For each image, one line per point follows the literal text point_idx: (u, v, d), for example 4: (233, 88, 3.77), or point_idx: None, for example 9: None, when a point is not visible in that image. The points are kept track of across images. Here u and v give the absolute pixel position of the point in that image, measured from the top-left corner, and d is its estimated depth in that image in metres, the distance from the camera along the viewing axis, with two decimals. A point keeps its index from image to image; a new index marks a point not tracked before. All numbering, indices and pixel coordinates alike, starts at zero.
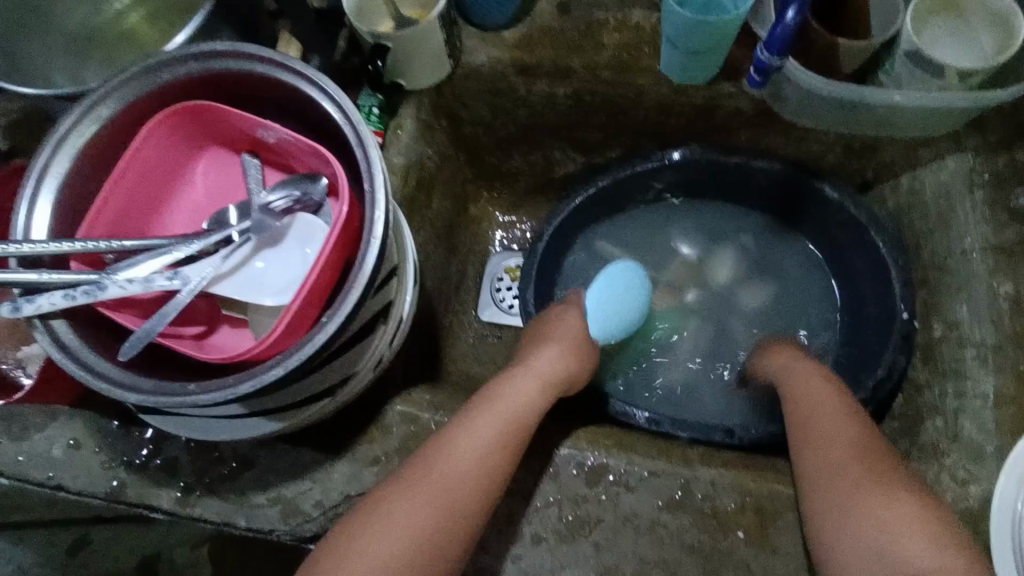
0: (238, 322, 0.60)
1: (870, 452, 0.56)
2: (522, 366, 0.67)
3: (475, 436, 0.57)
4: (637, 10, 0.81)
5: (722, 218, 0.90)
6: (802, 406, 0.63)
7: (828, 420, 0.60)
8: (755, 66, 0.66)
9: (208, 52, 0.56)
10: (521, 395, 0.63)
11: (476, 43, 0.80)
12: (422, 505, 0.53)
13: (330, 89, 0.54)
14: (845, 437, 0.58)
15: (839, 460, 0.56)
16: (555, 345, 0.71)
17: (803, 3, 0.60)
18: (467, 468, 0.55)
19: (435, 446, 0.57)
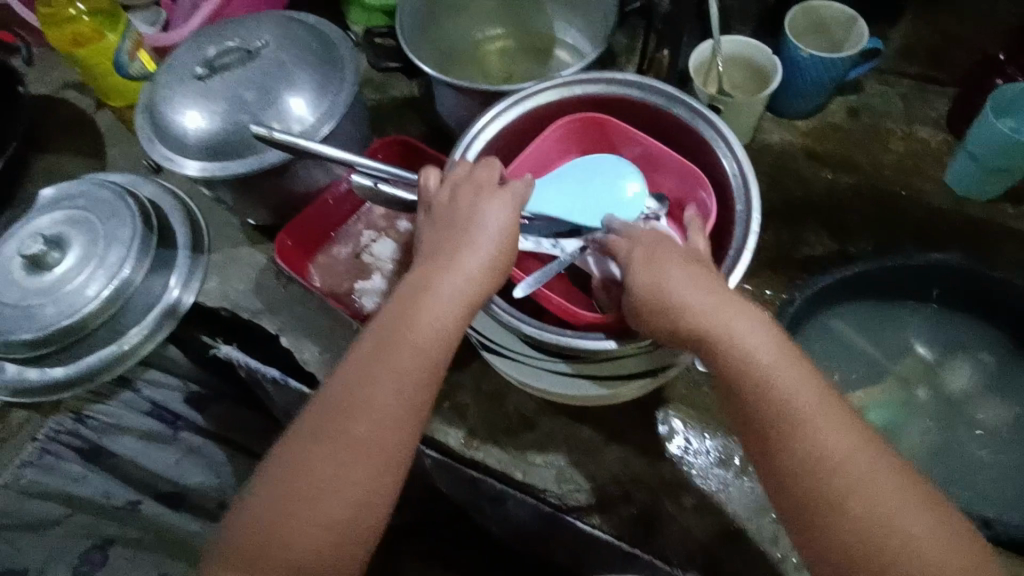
0: (579, 299, 0.71)
1: (836, 428, 0.50)
2: (433, 270, 0.55)
3: (376, 375, 0.52)
4: (924, 128, 0.91)
5: (963, 330, 0.93)
6: (747, 351, 0.53)
7: (791, 381, 0.52)
8: None
9: (618, 79, 0.70)
10: (417, 317, 0.54)
11: (773, 126, 0.94)
12: (347, 458, 0.51)
13: (720, 122, 0.66)
14: (811, 406, 0.51)
15: (816, 436, 0.50)
16: (482, 237, 0.55)
17: None
18: (375, 415, 0.52)
19: (347, 390, 0.52)
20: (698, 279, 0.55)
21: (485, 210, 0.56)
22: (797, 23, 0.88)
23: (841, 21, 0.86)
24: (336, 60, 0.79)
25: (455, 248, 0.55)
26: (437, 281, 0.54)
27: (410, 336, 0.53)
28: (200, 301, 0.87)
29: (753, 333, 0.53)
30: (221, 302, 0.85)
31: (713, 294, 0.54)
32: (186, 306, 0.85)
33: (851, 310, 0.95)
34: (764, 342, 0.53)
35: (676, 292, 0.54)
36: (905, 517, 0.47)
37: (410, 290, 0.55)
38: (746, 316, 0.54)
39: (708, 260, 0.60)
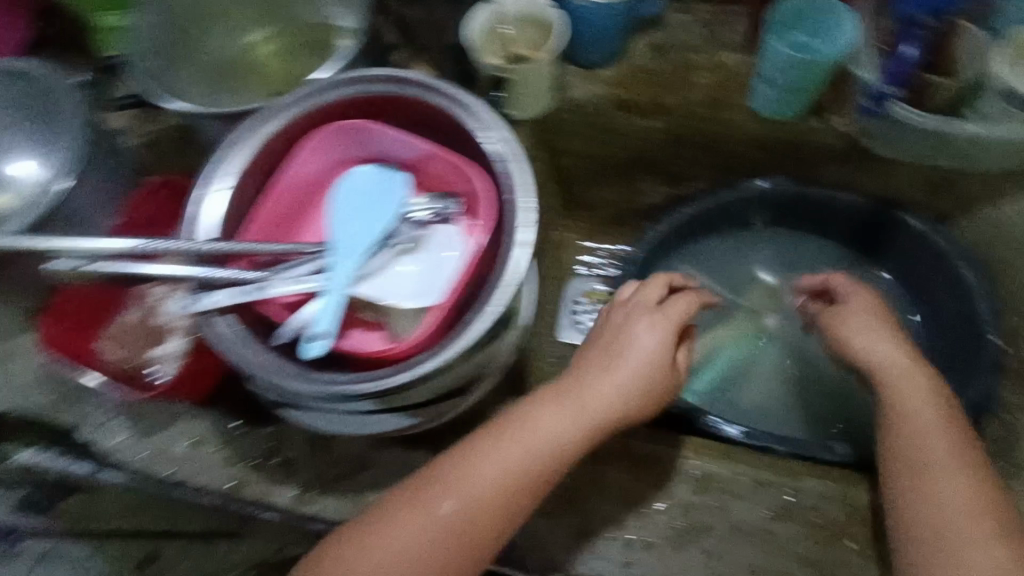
0: (372, 325, 0.64)
1: (963, 470, 0.57)
2: (584, 402, 0.61)
3: (480, 472, 0.58)
4: (729, 53, 0.87)
5: (796, 245, 0.95)
6: (902, 400, 0.62)
7: (926, 428, 0.60)
8: (869, 96, 0.74)
9: (370, 76, 0.63)
10: (528, 433, 0.60)
11: (579, 80, 0.86)
12: (418, 538, 0.56)
13: (479, 109, 0.61)
14: (937, 457, 0.58)
15: (943, 478, 0.57)
16: (592, 397, 0.61)
17: (914, 40, 0.70)
18: (458, 512, 0.57)
19: (437, 476, 0.59)
20: (872, 327, 0.69)
21: (640, 339, 0.64)
22: None
23: None
24: (57, 111, 0.69)
25: (593, 390, 0.62)
26: (568, 401, 0.62)
27: (535, 461, 0.59)
28: None
29: (917, 390, 0.63)
30: (9, 404, 0.75)
31: (897, 351, 0.66)
32: None
33: (695, 252, 0.96)
34: (920, 387, 0.63)
35: (862, 326, 0.70)
36: (969, 546, 0.53)
37: (566, 404, 0.61)
38: (920, 376, 0.64)
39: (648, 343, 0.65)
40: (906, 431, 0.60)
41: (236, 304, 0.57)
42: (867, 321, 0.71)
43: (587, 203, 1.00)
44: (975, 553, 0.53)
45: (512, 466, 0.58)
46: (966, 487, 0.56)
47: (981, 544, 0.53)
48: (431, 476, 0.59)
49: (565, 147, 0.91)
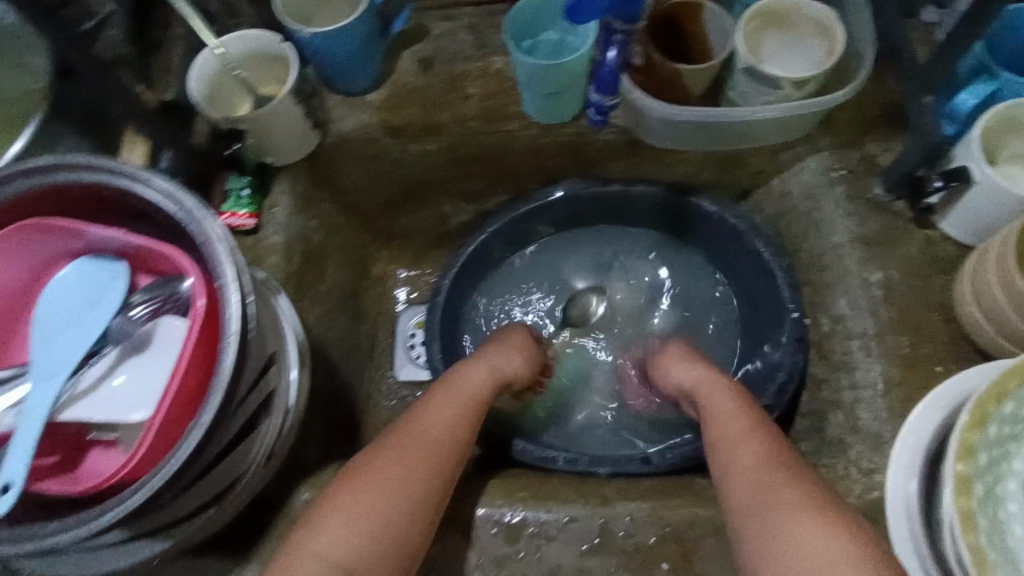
0: (109, 443, 0.57)
1: (763, 441, 0.56)
2: (456, 394, 0.66)
3: (379, 455, 0.58)
4: (497, 57, 0.83)
5: (615, 239, 0.91)
6: (707, 404, 0.64)
7: (726, 413, 0.61)
8: (593, 107, 0.72)
9: (30, 168, 0.54)
10: (431, 414, 0.62)
11: (344, 110, 0.80)
12: (356, 514, 0.53)
13: (171, 188, 0.53)
14: (739, 432, 0.58)
15: (740, 459, 0.56)
16: (462, 384, 0.67)
17: (623, 46, 0.66)
18: (382, 485, 0.55)
19: (363, 457, 0.58)
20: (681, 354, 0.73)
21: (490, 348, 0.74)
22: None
23: None
24: None
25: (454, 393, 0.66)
26: (457, 390, 0.66)
27: (427, 433, 0.60)
28: None
29: (710, 387, 0.67)
30: None
31: (700, 376, 0.69)
32: None
33: (504, 275, 0.91)
34: (721, 393, 0.64)
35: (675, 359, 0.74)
36: (770, 492, 0.51)
37: (455, 396, 0.65)
38: (720, 383, 0.66)
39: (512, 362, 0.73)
40: (715, 429, 0.61)
41: None
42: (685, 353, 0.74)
43: (396, 234, 0.94)
44: (779, 500, 0.50)
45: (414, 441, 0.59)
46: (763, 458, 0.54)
47: (779, 494, 0.51)
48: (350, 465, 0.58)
49: (349, 184, 0.85)
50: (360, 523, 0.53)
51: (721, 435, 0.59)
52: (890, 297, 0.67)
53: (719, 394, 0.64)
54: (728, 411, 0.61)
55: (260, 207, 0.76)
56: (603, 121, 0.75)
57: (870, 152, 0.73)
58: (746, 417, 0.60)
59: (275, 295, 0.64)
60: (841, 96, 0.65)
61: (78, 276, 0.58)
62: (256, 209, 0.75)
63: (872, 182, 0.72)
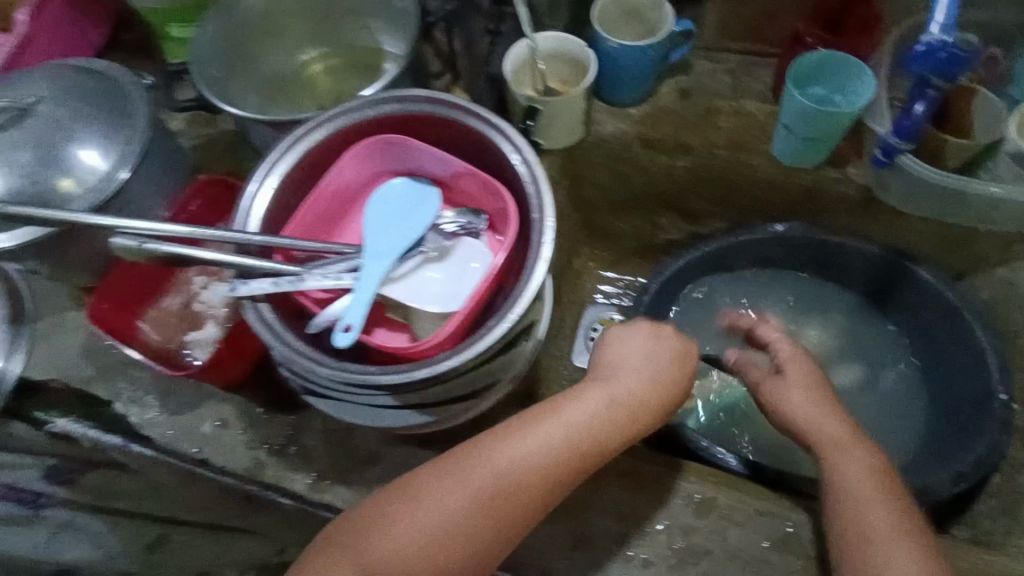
0: (396, 325, 0.68)
1: (903, 542, 0.57)
2: (555, 412, 0.58)
3: (451, 481, 0.55)
4: (751, 101, 0.92)
5: (814, 290, 0.96)
6: (844, 475, 0.62)
7: (867, 489, 0.61)
8: (880, 147, 0.76)
9: (406, 96, 0.67)
10: (520, 452, 0.56)
11: (607, 116, 0.92)
12: (404, 540, 0.54)
13: (513, 134, 0.65)
14: (877, 526, 0.59)
15: (885, 551, 0.57)
16: (578, 405, 0.59)
17: (931, 100, 0.71)
18: (441, 517, 0.54)
19: (422, 484, 0.56)
20: (812, 394, 0.69)
21: (632, 360, 0.63)
22: (607, 12, 0.86)
23: (649, 4, 0.85)
24: (124, 105, 0.75)
25: (555, 411, 0.58)
26: (558, 421, 0.58)
27: (501, 462, 0.55)
28: (27, 373, 0.82)
29: (852, 459, 0.63)
30: (52, 372, 0.81)
31: (842, 440, 0.65)
32: (12, 379, 0.81)
33: (700, 292, 0.98)
34: (863, 473, 0.62)
35: (805, 410, 0.68)
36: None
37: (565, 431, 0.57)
38: (864, 462, 0.63)
39: (632, 382, 0.61)
40: (844, 502, 0.61)
41: (274, 293, 0.61)
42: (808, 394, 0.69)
43: (608, 234, 1.04)
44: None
45: (496, 476, 0.55)
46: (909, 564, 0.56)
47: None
48: (401, 488, 0.56)
49: (591, 178, 0.95)
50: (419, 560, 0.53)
51: (856, 510, 0.60)
52: None
53: (862, 463, 0.63)
54: (868, 489, 0.61)
55: None
56: (886, 164, 0.77)
57: None
58: (888, 503, 0.60)
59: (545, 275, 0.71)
60: None
61: (403, 188, 0.69)
62: None
63: None
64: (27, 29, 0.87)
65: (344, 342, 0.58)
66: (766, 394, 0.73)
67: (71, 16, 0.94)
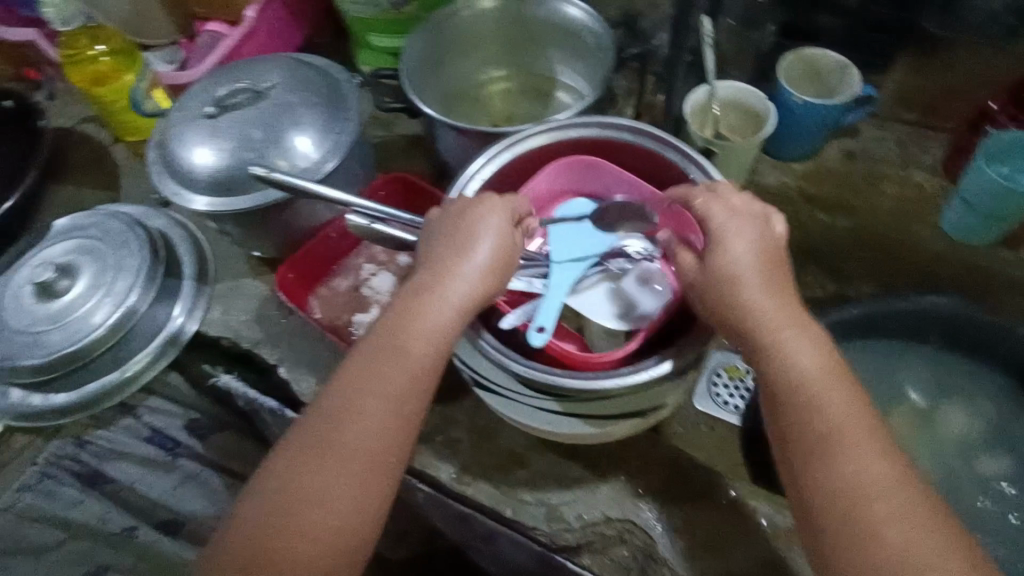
0: (569, 334, 0.70)
1: (873, 444, 0.50)
2: (432, 292, 0.57)
3: (360, 376, 0.55)
4: (919, 172, 0.92)
5: (961, 370, 0.92)
6: (793, 376, 0.53)
7: (825, 399, 0.52)
8: None
9: (610, 123, 0.72)
10: (376, 369, 0.55)
11: (769, 168, 0.94)
12: (317, 444, 0.53)
13: (710, 169, 0.68)
14: (832, 434, 0.51)
15: (851, 462, 0.50)
16: (422, 279, 0.58)
17: None
18: (355, 411, 0.54)
19: (338, 386, 0.55)
20: (770, 276, 0.57)
21: (480, 226, 0.60)
22: (792, 68, 0.88)
23: (833, 67, 0.87)
24: (341, 100, 0.83)
25: (431, 288, 0.57)
26: (412, 330, 0.56)
27: (405, 352, 0.55)
28: (201, 329, 0.89)
29: (803, 350, 0.54)
30: (223, 331, 0.88)
31: (771, 324, 0.55)
32: (189, 334, 0.87)
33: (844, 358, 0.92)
34: (816, 367, 0.53)
35: (727, 299, 0.56)
36: (887, 524, 0.47)
37: (379, 345, 0.56)
38: (806, 355, 0.54)
39: (472, 231, 0.59)
40: (803, 410, 0.52)
41: None
42: (752, 238, 0.58)
43: None
44: (895, 528, 0.47)
45: (390, 364, 0.55)
46: (876, 465, 0.49)
47: (914, 539, 0.47)
48: (305, 419, 0.55)
49: None
50: (340, 488, 0.52)
51: (808, 418, 0.52)
52: None
53: (812, 357, 0.54)
54: (834, 397, 0.52)
55: None
56: None
57: None
58: (848, 412, 0.52)
59: None
60: None
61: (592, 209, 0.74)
62: None
63: None
64: (254, 24, 0.98)
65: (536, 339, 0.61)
66: (710, 270, 0.58)
67: (287, 17, 1.04)
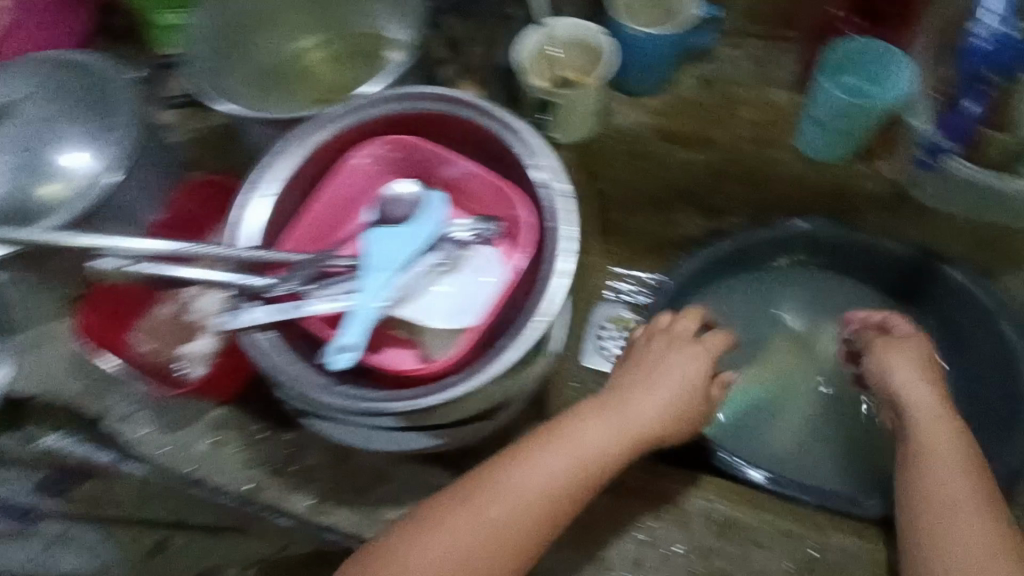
0: (404, 341, 0.63)
1: (983, 504, 0.57)
2: (593, 420, 0.63)
3: (501, 479, 0.60)
4: (777, 90, 0.85)
5: (835, 288, 0.91)
6: (932, 451, 0.61)
7: (948, 472, 0.59)
8: (923, 149, 0.72)
9: (407, 97, 0.63)
10: (507, 484, 0.59)
11: (625, 107, 0.86)
12: (454, 530, 0.58)
13: (523, 132, 0.61)
14: (936, 506, 0.57)
15: (963, 528, 0.55)
16: (588, 410, 0.64)
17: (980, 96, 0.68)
18: (492, 510, 0.58)
19: (484, 485, 0.60)
20: (918, 364, 0.69)
21: (664, 369, 0.68)
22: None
23: None
24: (109, 106, 0.70)
25: (602, 416, 0.64)
26: (541, 466, 0.60)
27: (549, 466, 0.60)
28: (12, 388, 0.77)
29: (949, 437, 0.62)
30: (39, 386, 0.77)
31: (930, 413, 0.64)
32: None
33: (713, 295, 0.93)
34: (968, 453, 0.60)
35: (939, 422, 0.63)
36: (932, 553, 0.55)
37: (520, 466, 0.60)
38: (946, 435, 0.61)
39: (698, 394, 0.69)
40: (940, 495, 0.58)
41: (274, 322, 0.56)
42: (913, 354, 0.71)
43: (622, 230, 0.99)
44: None
45: (542, 478, 0.60)
46: (992, 532, 0.55)
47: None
48: (444, 503, 0.60)
49: (608, 173, 0.90)
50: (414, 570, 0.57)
51: (929, 496, 0.58)
52: None
53: (940, 436, 0.61)
54: (947, 466, 0.59)
55: None
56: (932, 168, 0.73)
57: None
58: (969, 480, 0.58)
59: None
60: None
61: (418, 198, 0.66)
62: None
63: None
64: (12, 19, 0.83)
65: (341, 363, 0.55)
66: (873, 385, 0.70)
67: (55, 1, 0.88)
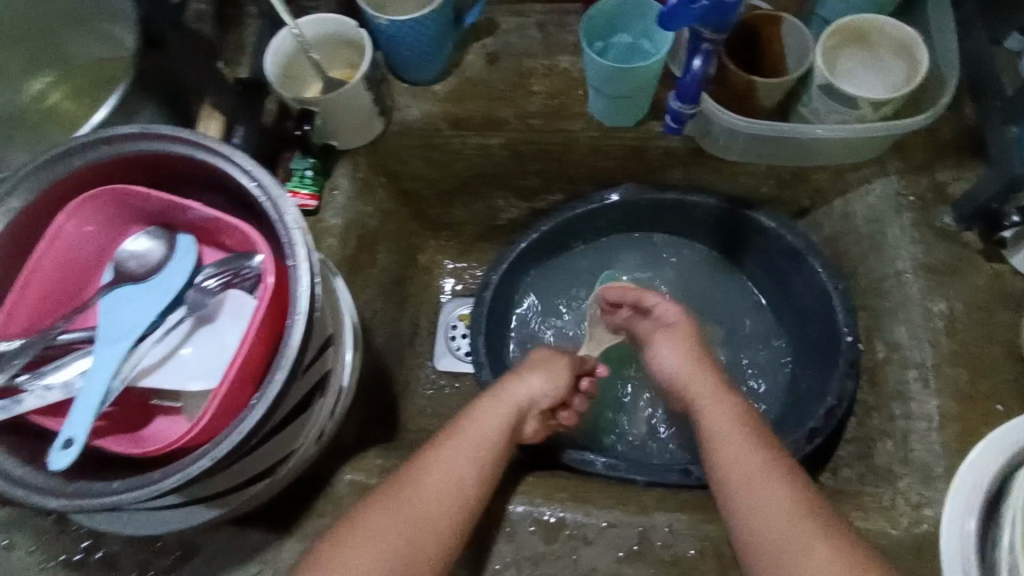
0: (172, 409, 0.59)
1: (774, 468, 0.57)
2: (464, 435, 0.62)
3: (388, 509, 0.56)
4: (564, 57, 0.81)
5: (666, 246, 0.90)
6: (716, 431, 0.62)
7: (736, 445, 0.60)
8: (670, 115, 0.67)
9: (115, 135, 0.55)
10: (408, 511, 0.56)
11: (409, 99, 0.81)
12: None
13: (248, 164, 0.54)
14: (738, 481, 0.57)
15: (761, 501, 0.55)
16: (468, 429, 0.63)
17: (709, 54, 0.60)
18: (390, 539, 0.54)
19: (371, 518, 0.55)
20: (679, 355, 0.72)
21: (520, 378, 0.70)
22: None
23: None
24: None
25: (471, 431, 0.63)
26: (431, 479, 0.58)
27: (433, 479, 0.58)
28: None
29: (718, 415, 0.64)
30: None
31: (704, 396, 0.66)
32: None
33: (545, 276, 0.91)
34: (734, 423, 0.62)
35: (716, 406, 0.65)
36: (747, 532, 0.54)
37: (420, 485, 0.57)
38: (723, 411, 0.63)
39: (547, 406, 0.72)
40: (734, 472, 0.58)
41: None
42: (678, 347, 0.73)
43: (448, 224, 0.96)
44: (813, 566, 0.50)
45: (442, 493, 0.57)
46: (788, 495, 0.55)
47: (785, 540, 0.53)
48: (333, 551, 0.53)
49: (406, 171, 0.86)
50: None
51: (734, 476, 0.58)
52: (951, 329, 0.65)
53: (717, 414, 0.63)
54: (732, 439, 0.60)
55: (321, 188, 0.77)
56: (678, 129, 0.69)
57: (941, 179, 0.71)
58: (757, 446, 0.59)
59: (336, 275, 0.65)
60: (919, 122, 0.63)
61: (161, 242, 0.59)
62: (317, 190, 0.76)
63: (942, 210, 0.70)
64: None
65: (65, 461, 0.48)
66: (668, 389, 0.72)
67: None
